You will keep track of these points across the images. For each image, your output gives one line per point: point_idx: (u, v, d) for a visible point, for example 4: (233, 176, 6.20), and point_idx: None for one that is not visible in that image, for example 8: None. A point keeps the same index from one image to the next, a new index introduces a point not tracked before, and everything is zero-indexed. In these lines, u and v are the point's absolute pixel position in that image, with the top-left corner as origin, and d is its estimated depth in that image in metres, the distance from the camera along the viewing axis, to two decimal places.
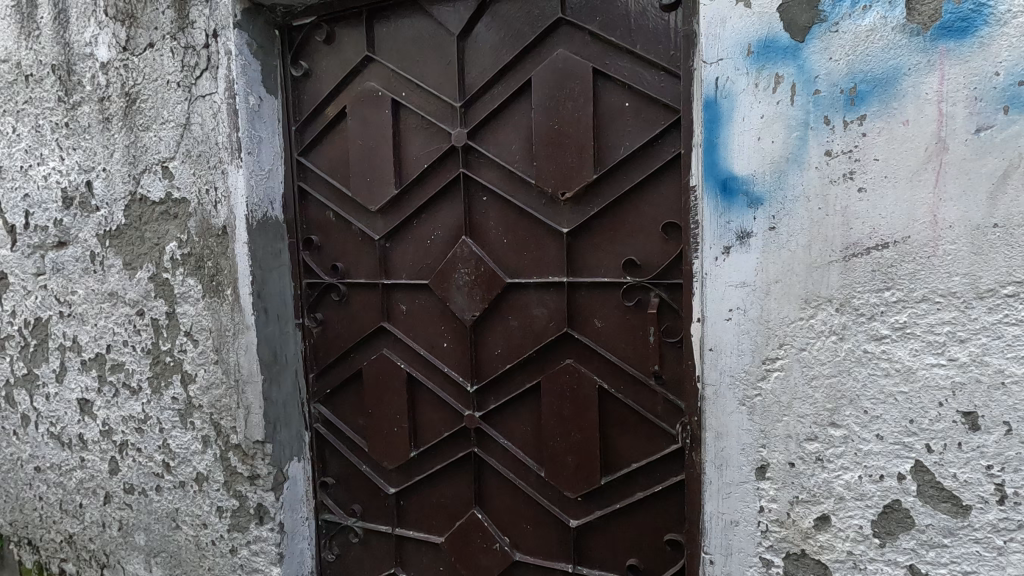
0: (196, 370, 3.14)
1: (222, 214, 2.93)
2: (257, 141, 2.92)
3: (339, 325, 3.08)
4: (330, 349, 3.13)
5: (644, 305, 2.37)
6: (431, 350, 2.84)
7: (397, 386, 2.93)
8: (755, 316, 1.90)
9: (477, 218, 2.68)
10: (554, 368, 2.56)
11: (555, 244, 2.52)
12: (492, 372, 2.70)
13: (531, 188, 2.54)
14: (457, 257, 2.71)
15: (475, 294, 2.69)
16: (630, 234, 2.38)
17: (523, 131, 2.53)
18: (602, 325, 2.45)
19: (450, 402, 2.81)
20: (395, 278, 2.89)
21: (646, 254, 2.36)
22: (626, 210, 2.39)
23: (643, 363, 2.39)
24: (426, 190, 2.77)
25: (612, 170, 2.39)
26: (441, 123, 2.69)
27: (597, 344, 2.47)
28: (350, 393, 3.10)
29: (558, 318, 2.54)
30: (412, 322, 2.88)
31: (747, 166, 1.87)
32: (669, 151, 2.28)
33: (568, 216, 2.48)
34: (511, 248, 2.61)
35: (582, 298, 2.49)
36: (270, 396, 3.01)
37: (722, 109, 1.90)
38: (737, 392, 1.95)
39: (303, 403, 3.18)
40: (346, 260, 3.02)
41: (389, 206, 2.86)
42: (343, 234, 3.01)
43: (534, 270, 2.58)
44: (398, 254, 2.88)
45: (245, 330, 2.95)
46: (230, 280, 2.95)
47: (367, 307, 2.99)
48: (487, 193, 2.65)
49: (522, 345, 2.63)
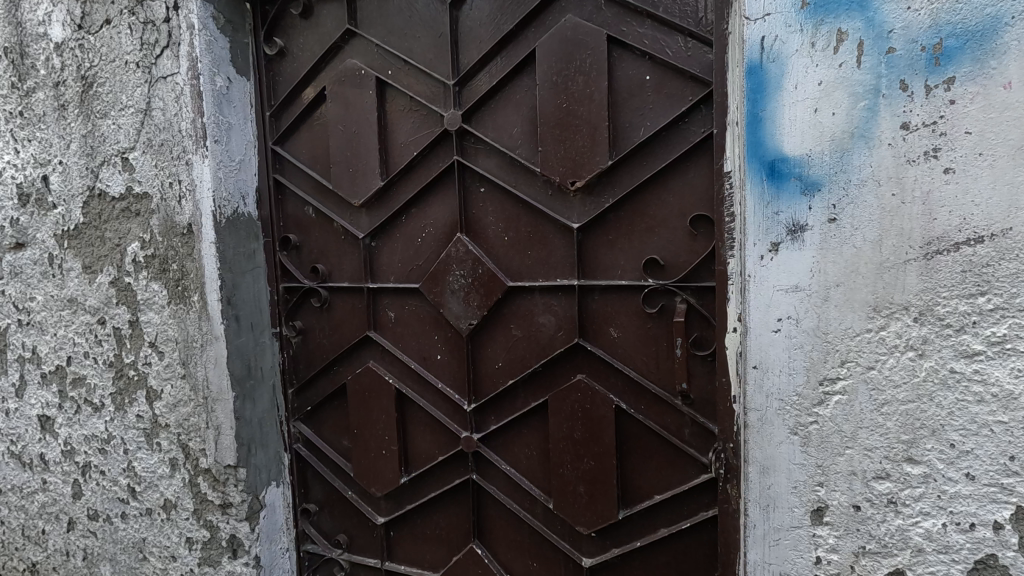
0: (163, 386, 2.81)
1: (187, 211, 2.59)
2: (226, 127, 2.59)
3: (321, 335, 2.75)
4: (312, 361, 2.80)
5: (669, 313, 2.03)
6: (423, 364, 2.51)
7: (385, 404, 2.60)
8: (810, 327, 1.56)
9: (474, 213, 2.35)
10: (563, 385, 2.23)
11: (564, 242, 2.18)
12: (492, 388, 2.37)
13: (536, 177, 2.20)
14: (451, 258, 2.37)
15: (471, 300, 2.35)
16: (652, 229, 2.05)
17: (526, 112, 2.20)
18: (619, 336, 2.12)
19: (444, 421, 2.47)
20: (382, 281, 2.56)
21: (671, 253, 2.02)
22: (647, 201, 2.05)
23: (667, 380, 2.05)
24: (416, 181, 2.44)
25: (631, 155, 2.05)
26: (432, 104, 2.36)
27: (613, 357, 2.13)
28: (333, 410, 2.77)
29: (567, 328, 2.20)
30: (401, 331, 2.54)
31: (801, 144, 1.53)
32: (698, 131, 1.95)
33: (579, 209, 2.15)
34: (513, 246, 2.28)
35: (595, 304, 2.16)
36: (243, 415, 2.68)
37: (769, 75, 1.55)
38: (787, 419, 1.61)
39: (281, 422, 2.85)
40: (327, 261, 2.69)
41: (375, 200, 2.53)
42: (324, 232, 2.68)
43: (539, 272, 2.24)
44: (385, 254, 2.55)
45: (213, 341, 2.61)
46: (196, 285, 2.61)
47: (351, 315, 2.65)
48: (485, 184, 2.31)
49: (525, 358, 2.29)
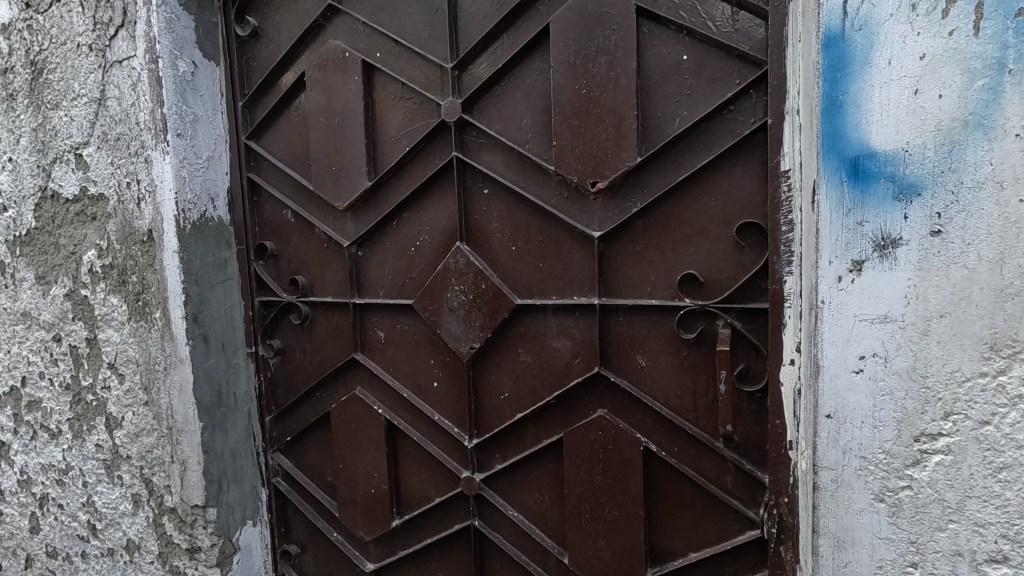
0: (124, 413, 2.48)
1: (146, 215, 2.25)
2: (191, 119, 2.25)
3: (302, 356, 2.42)
4: (292, 385, 2.47)
5: (710, 339, 1.70)
6: (418, 392, 2.18)
7: (374, 437, 2.27)
8: (903, 369, 1.23)
9: (477, 219, 2.01)
10: (580, 421, 1.90)
11: (583, 253, 1.85)
12: (497, 422, 2.05)
13: (549, 177, 1.87)
14: (450, 270, 2.04)
15: (473, 320, 2.02)
16: (689, 239, 1.72)
17: (538, 99, 1.86)
18: (649, 365, 1.79)
19: (443, 458, 2.15)
20: (371, 295, 2.23)
21: (711, 268, 1.69)
22: (683, 206, 1.72)
23: (706, 419, 1.73)
24: (409, 181, 2.10)
25: (664, 150, 1.71)
26: (427, 91, 2.02)
27: (641, 390, 1.81)
28: (316, 440, 2.45)
29: (586, 355, 1.87)
30: (393, 354, 2.22)
31: (895, 136, 1.20)
32: (747, 121, 1.61)
33: (600, 214, 1.82)
34: (523, 257, 1.95)
35: (619, 327, 1.83)
36: (213, 448, 2.35)
37: (853, 49, 1.22)
38: (871, 481, 1.28)
39: (258, 453, 2.52)
40: (308, 273, 2.36)
41: (362, 203, 2.20)
42: (304, 240, 2.35)
43: (553, 288, 1.90)
44: (374, 265, 2.22)
45: (178, 364, 2.28)
46: (157, 300, 2.27)
47: (336, 334, 2.32)
48: (489, 185, 1.98)
49: (536, 388, 1.96)
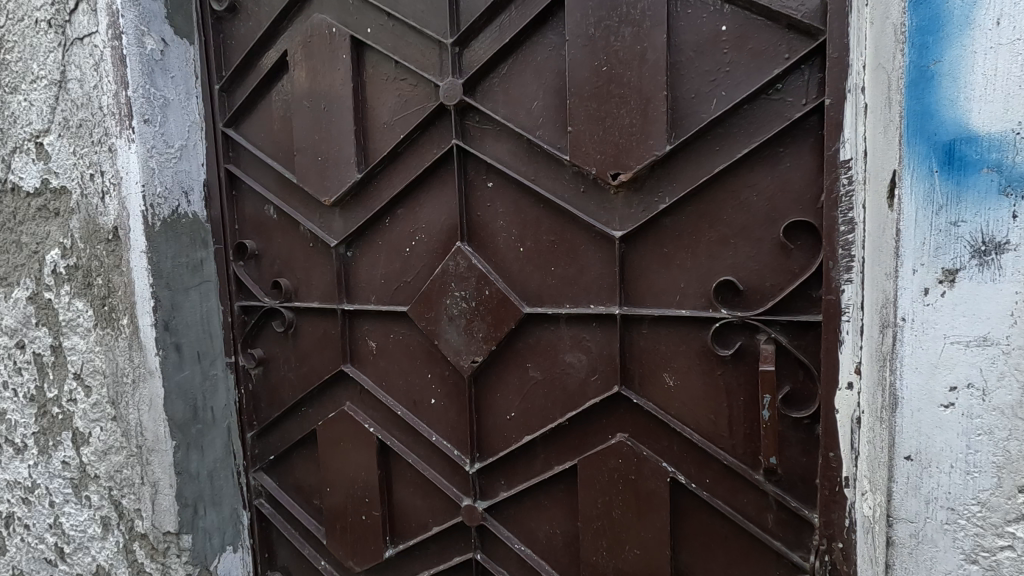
0: (91, 429, 2.18)
1: (111, 210, 2.01)
2: (161, 104, 2.01)
3: (286, 367, 2.19)
4: (275, 398, 2.24)
5: (749, 357, 1.47)
6: (413, 409, 1.95)
7: (365, 458, 2.05)
8: (1006, 404, 1.00)
9: (480, 216, 1.78)
10: (596, 446, 1.67)
11: (601, 256, 1.62)
12: (502, 445, 1.82)
13: (563, 169, 1.64)
14: (449, 274, 1.80)
15: (476, 330, 1.79)
16: (726, 241, 1.48)
17: (551, 79, 1.63)
18: (677, 385, 1.56)
19: (441, 484, 1.92)
20: (361, 301, 2.00)
21: (752, 275, 1.46)
22: (719, 202, 1.48)
23: (744, 448, 1.50)
24: (403, 173, 1.87)
25: (697, 137, 1.48)
26: (424, 71, 1.78)
27: (668, 413, 1.58)
28: (302, 460, 2.22)
29: (604, 372, 1.64)
30: (386, 367, 1.99)
31: (1002, 115, 0.97)
32: (797, 103, 1.37)
33: (622, 211, 1.58)
34: (532, 260, 1.71)
35: (642, 341, 1.60)
36: (188, 469, 2.12)
37: (950, 6, 0.99)
38: (960, 538, 1.05)
39: (239, 472, 2.30)
40: (293, 275, 2.12)
41: (351, 198, 1.97)
42: (289, 239, 2.12)
43: (567, 295, 1.67)
44: (364, 267, 1.98)
45: (148, 377, 2.05)
46: (125, 306, 2.04)
47: (323, 343, 2.09)
48: (494, 178, 1.75)
49: (547, 408, 1.74)
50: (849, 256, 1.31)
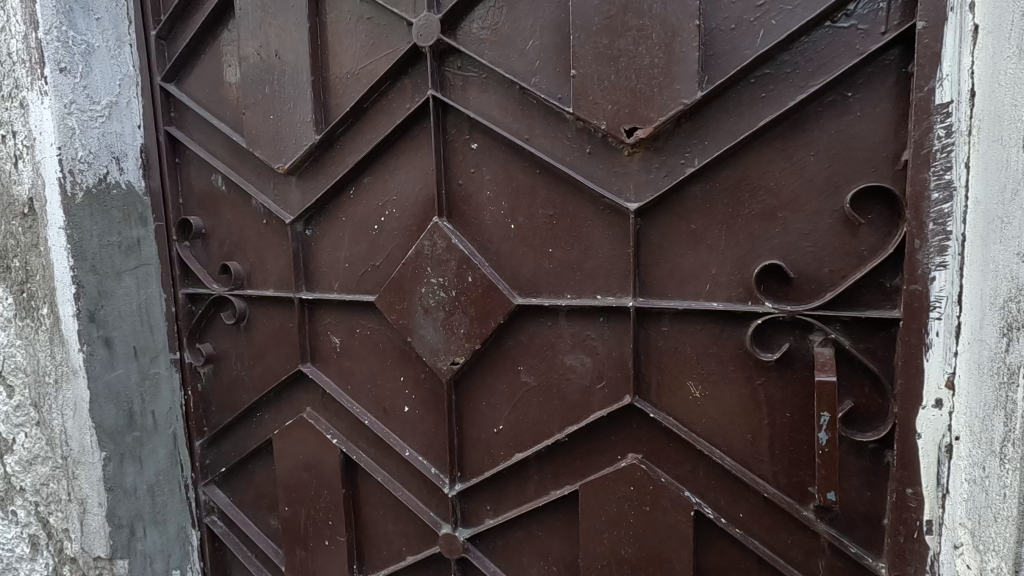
0: (14, 436, 1.69)
1: (25, 178, 1.65)
2: (83, 50, 1.68)
3: (239, 366, 1.88)
4: (227, 401, 1.93)
5: (799, 362, 1.16)
6: (384, 419, 1.64)
7: (328, 474, 1.74)
8: None
9: (462, 185, 1.45)
10: (603, 469, 1.36)
11: (611, 234, 1.30)
12: (488, 463, 1.51)
13: (564, 124, 1.31)
14: (425, 257, 1.48)
15: (456, 326, 1.47)
16: (771, 215, 1.16)
17: (551, 10, 1.29)
18: (705, 397, 1.25)
19: (417, 507, 1.61)
20: (322, 289, 1.68)
21: (805, 258, 1.14)
22: (764, 164, 1.16)
23: (788, 478, 1.19)
24: (370, 135, 1.54)
25: (737, 81, 1.15)
26: (395, 6, 1.45)
27: (693, 431, 1.27)
28: (259, 472, 1.91)
29: (613, 378, 1.33)
30: (352, 368, 1.68)
31: None
32: (873, 32, 1.05)
33: (639, 177, 1.26)
34: (525, 240, 1.39)
35: (662, 341, 1.28)
36: (122, 485, 1.81)
37: None
38: None
39: (187, 486, 1.99)
40: (245, 258, 1.80)
41: (310, 165, 1.64)
42: (239, 215, 1.80)
43: (569, 283, 1.35)
44: (326, 249, 1.66)
45: (71, 377, 1.71)
46: (42, 294, 1.69)
47: (280, 339, 1.78)
48: (479, 138, 1.42)
49: (543, 420, 1.42)
50: (943, 233, 0.99)
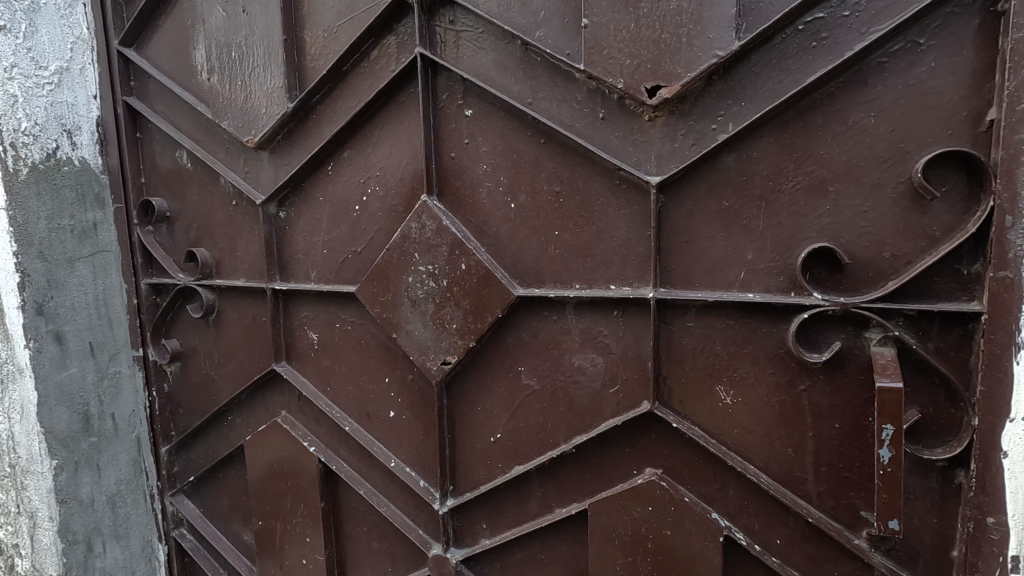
0: None
1: None
2: (26, 7, 1.49)
3: (208, 365, 1.69)
4: (196, 403, 1.74)
5: (852, 365, 0.98)
6: (367, 424, 1.46)
7: (305, 486, 1.55)
8: None
9: (455, 159, 1.27)
10: (617, 486, 1.18)
11: (627, 213, 1.11)
12: (484, 476, 1.33)
13: (574, 85, 1.12)
14: (412, 241, 1.29)
15: (448, 320, 1.28)
16: (821, 189, 0.97)
17: None
18: (737, 404, 1.07)
19: (404, 525, 1.42)
20: (298, 278, 1.50)
21: (862, 240, 0.95)
22: (813, 128, 0.97)
23: (836, 500, 1.01)
24: (350, 102, 1.35)
25: (782, 29, 0.96)
26: None
27: (722, 443, 1.09)
28: (230, 482, 1.73)
29: (629, 381, 1.14)
30: (332, 367, 1.49)
31: None
32: None
33: (661, 146, 1.07)
34: (527, 222, 1.21)
35: (687, 339, 1.09)
36: (77, 496, 1.63)
37: None
38: None
39: (153, 496, 1.81)
40: (213, 244, 1.61)
41: (283, 138, 1.45)
42: (207, 196, 1.61)
43: (577, 271, 1.17)
44: (302, 234, 1.47)
45: (18, 378, 1.51)
46: None
47: (252, 335, 1.59)
48: (474, 103, 1.23)
49: (546, 428, 1.24)
50: None
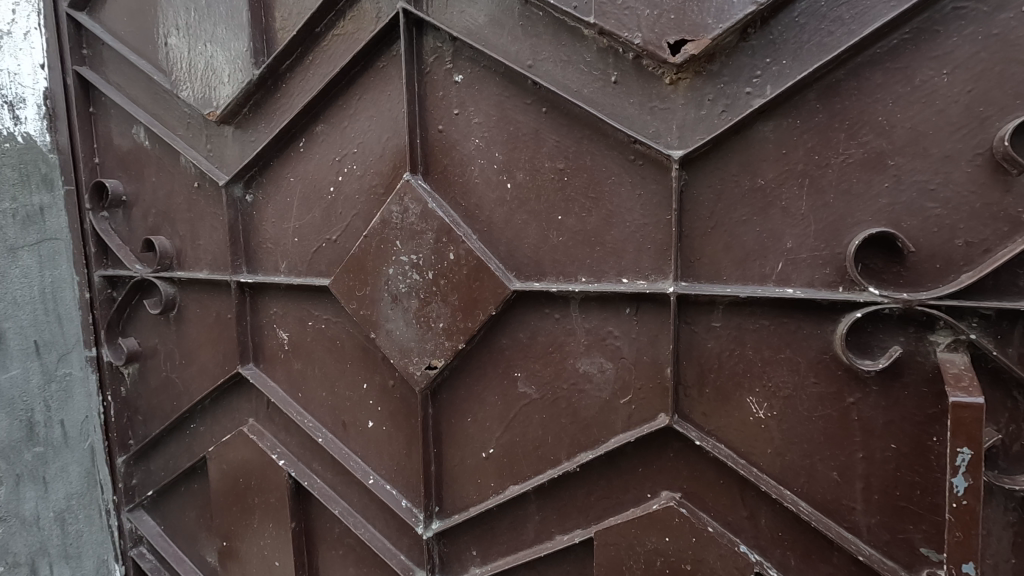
0: None
1: None
2: None
3: (169, 366, 1.52)
4: (156, 409, 1.57)
5: (913, 374, 0.82)
6: (342, 435, 1.29)
7: (273, 504, 1.38)
8: None
9: (442, 133, 1.10)
10: (628, 512, 1.01)
11: (643, 194, 0.95)
12: (474, 496, 1.16)
13: (581, 43, 0.96)
14: (393, 227, 1.13)
15: (433, 319, 1.11)
16: (878, 163, 0.81)
17: None
18: (771, 419, 0.91)
19: (384, 550, 1.25)
20: (266, 269, 1.33)
21: (929, 225, 0.79)
22: (870, 89, 0.81)
23: (890, 534, 0.85)
24: (324, 68, 1.18)
25: None
26: None
27: (753, 464, 0.92)
28: (194, 496, 1.56)
29: (643, 391, 0.98)
30: (303, 371, 1.32)
31: None
32: None
33: (684, 114, 0.90)
34: (525, 204, 1.04)
35: (712, 342, 0.93)
36: (19, 513, 1.49)
37: None
38: None
39: (109, 511, 1.62)
40: (174, 231, 1.44)
41: (249, 111, 1.28)
42: (166, 177, 1.44)
43: (584, 260, 1.00)
44: (271, 220, 1.31)
45: None
46: None
47: (215, 334, 1.42)
48: (464, 67, 1.06)
49: (547, 443, 1.07)
50: None
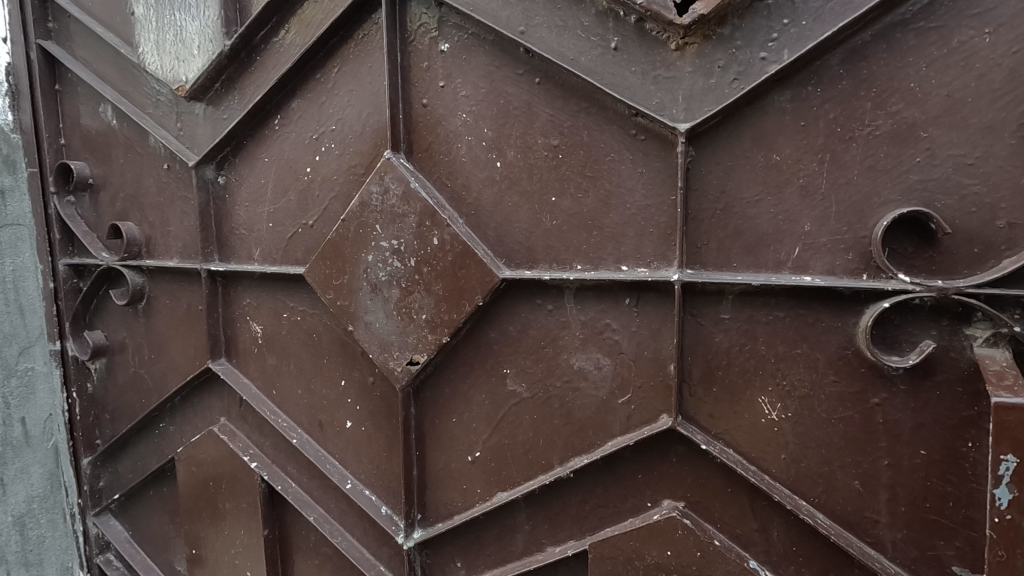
0: None
1: None
2: None
3: (137, 362, 1.43)
4: (123, 407, 1.47)
5: (946, 372, 0.73)
6: (319, 436, 1.20)
7: (244, 509, 1.28)
8: None
9: (427, 108, 1.01)
10: (627, 522, 0.93)
11: (645, 172, 0.86)
12: (459, 503, 1.07)
13: (578, 6, 0.87)
14: (373, 210, 1.04)
15: (416, 310, 1.02)
16: (909, 136, 0.73)
17: None
18: (786, 422, 0.82)
19: (362, 561, 1.16)
20: (239, 257, 1.24)
21: (966, 204, 0.71)
22: (900, 53, 0.72)
23: (918, 551, 0.76)
24: (300, 38, 1.09)
25: None
26: None
27: (765, 472, 0.83)
28: (164, 500, 1.46)
29: (644, 390, 0.89)
30: (278, 366, 1.23)
31: None
32: None
33: (691, 84, 0.82)
34: (516, 186, 0.95)
35: (720, 336, 0.84)
36: None
37: None
38: None
39: (74, 516, 1.53)
40: (143, 217, 1.35)
41: (221, 86, 1.19)
42: (135, 159, 1.35)
43: (579, 245, 0.91)
44: (245, 204, 1.22)
45: None
46: None
47: (186, 327, 1.33)
48: (451, 36, 0.97)
49: (538, 447, 0.98)
50: None
